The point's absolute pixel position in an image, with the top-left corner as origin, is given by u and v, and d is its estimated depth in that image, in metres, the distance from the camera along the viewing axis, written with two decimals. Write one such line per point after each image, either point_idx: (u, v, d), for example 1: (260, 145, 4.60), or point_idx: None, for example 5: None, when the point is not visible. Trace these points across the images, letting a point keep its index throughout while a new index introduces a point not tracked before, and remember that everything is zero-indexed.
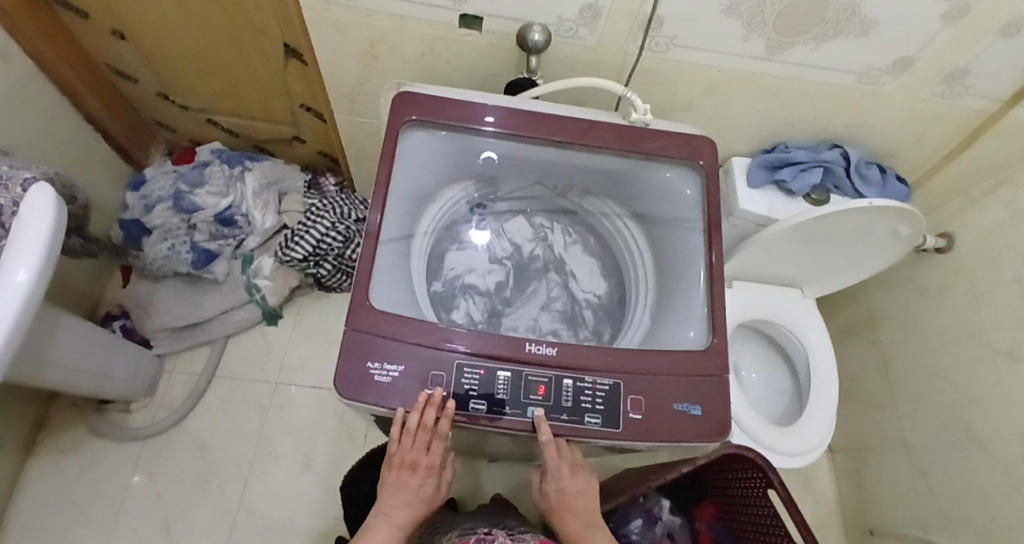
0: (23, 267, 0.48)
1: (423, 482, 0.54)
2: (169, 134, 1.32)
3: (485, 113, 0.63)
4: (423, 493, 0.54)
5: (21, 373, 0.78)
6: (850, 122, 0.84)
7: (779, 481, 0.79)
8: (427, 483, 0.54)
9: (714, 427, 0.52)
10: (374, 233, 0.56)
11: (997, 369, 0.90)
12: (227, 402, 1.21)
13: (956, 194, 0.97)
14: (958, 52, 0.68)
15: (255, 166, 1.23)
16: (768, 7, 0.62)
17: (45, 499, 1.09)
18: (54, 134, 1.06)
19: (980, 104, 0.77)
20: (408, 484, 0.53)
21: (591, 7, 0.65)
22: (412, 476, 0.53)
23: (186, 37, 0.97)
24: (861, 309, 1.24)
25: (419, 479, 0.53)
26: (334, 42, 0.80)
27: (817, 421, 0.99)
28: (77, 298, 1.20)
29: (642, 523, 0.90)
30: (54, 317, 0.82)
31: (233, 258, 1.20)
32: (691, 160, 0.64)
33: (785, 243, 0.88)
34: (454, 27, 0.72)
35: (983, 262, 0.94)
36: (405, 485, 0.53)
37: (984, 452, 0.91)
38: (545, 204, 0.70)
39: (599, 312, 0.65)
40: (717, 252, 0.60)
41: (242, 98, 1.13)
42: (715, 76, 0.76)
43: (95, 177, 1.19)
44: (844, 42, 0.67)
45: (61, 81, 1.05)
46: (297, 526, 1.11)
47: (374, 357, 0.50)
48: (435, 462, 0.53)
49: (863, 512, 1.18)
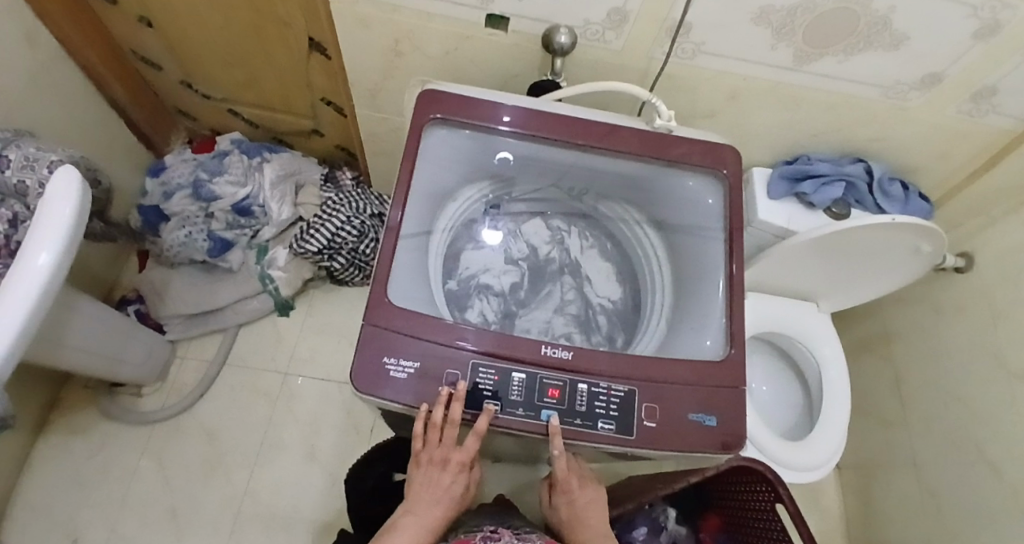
0: (45, 250, 0.49)
1: (453, 480, 0.54)
2: (190, 122, 1.33)
3: (505, 112, 0.63)
4: (453, 491, 0.54)
5: (40, 353, 0.79)
6: (874, 137, 0.83)
7: (788, 496, 0.78)
8: (458, 481, 0.54)
9: (726, 440, 0.52)
10: (394, 228, 0.56)
11: (1014, 393, 0.88)
12: (237, 390, 1.21)
13: (978, 213, 0.96)
14: (988, 69, 0.66)
15: (274, 158, 1.24)
16: (797, 17, 0.62)
17: (54, 478, 1.10)
18: (77, 118, 1.07)
19: (1009, 123, 0.76)
20: (439, 482, 0.53)
21: (619, 11, 0.65)
22: (442, 472, 0.53)
23: (211, 27, 0.98)
24: (876, 326, 1.23)
25: (450, 477, 0.53)
26: (359, 38, 0.80)
27: (827, 437, 0.98)
28: (93, 281, 1.21)
29: (647, 531, 0.90)
30: (71, 298, 0.83)
31: (247, 248, 1.22)
32: (713, 168, 0.64)
33: (803, 255, 0.87)
34: (479, 27, 0.72)
35: (1003, 283, 0.93)
36: (436, 482, 0.53)
37: (996, 476, 0.90)
38: (563, 207, 0.70)
39: (613, 317, 0.65)
40: (737, 261, 0.60)
41: (264, 90, 1.14)
42: (739, 85, 0.75)
43: (115, 161, 1.21)
44: (872, 55, 0.67)
45: (88, 67, 1.07)
46: (300, 516, 1.11)
47: (390, 353, 0.50)
48: (467, 458, 0.53)
49: (870, 531, 1.16)
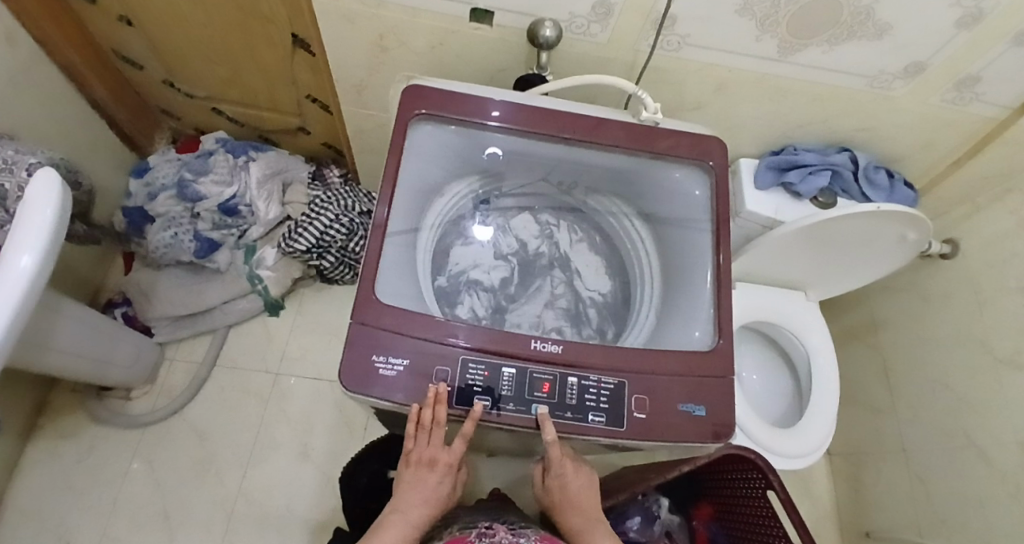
0: (26, 252, 0.48)
1: (440, 480, 0.54)
2: (173, 121, 1.31)
3: (492, 107, 0.63)
4: (439, 492, 0.54)
5: (26, 358, 0.78)
6: (859, 126, 0.84)
7: (778, 483, 0.79)
8: (444, 482, 0.54)
9: (717, 429, 0.52)
10: (381, 226, 0.56)
11: (999, 377, 0.90)
12: (228, 391, 1.21)
13: (962, 200, 0.97)
14: (970, 59, 0.67)
15: (260, 156, 1.23)
16: (782, 8, 0.62)
17: (44, 483, 1.09)
18: (57, 119, 1.06)
19: (991, 111, 0.77)
20: (425, 481, 0.53)
21: (604, 4, 0.64)
22: (429, 472, 0.53)
23: (193, 25, 0.96)
24: (863, 314, 1.24)
25: (437, 477, 0.54)
26: (343, 34, 0.79)
27: (817, 424, 1.00)
28: (78, 284, 1.19)
29: (640, 521, 0.91)
30: (55, 302, 0.82)
31: (235, 248, 1.21)
32: (700, 160, 0.64)
33: (790, 245, 0.88)
34: (465, 21, 0.71)
35: (987, 269, 0.94)
36: (423, 482, 0.53)
37: (983, 459, 0.91)
38: (552, 202, 0.70)
39: (604, 311, 0.65)
40: (725, 253, 0.60)
41: (248, 88, 1.12)
42: (725, 76, 0.76)
43: (97, 162, 1.19)
44: (857, 46, 0.67)
45: (67, 68, 1.05)
46: (295, 516, 1.11)
47: (379, 350, 0.50)
48: (454, 460, 0.54)
49: (859, 515, 1.18)
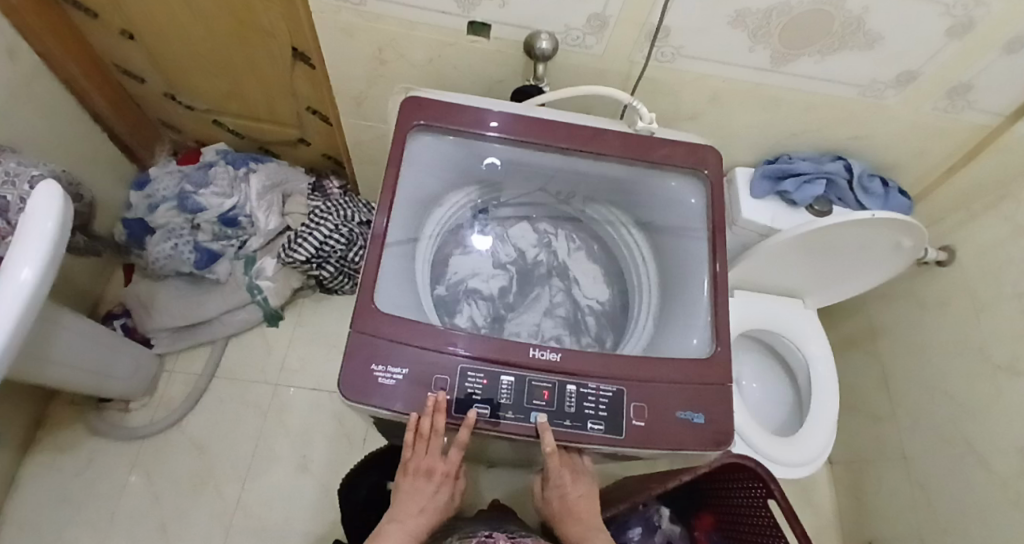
0: (27, 265, 0.49)
1: (437, 490, 0.54)
2: (174, 133, 1.33)
3: (490, 118, 0.64)
4: (436, 502, 0.54)
5: (24, 370, 0.78)
6: (853, 135, 0.85)
7: (779, 492, 0.79)
8: (441, 491, 0.54)
9: (716, 436, 0.52)
10: (380, 236, 0.56)
11: (997, 383, 0.90)
12: (227, 403, 1.20)
13: (957, 208, 0.98)
14: (961, 68, 0.68)
15: (260, 167, 1.24)
16: (774, 20, 0.63)
17: (41, 497, 1.08)
18: (59, 131, 1.07)
19: (982, 119, 0.78)
20: (422, 491, 0.53)
21: (599, 16, 0.66)
22: (426, 482, 0.53)
23: (194, 38, 0.98)
24: (861, 321, 1.24)
25: (434, 486, 0.54)
26: (343, 47, 0.80)
27: (817, 432, 0.99)
28: (78, 296, 1.19)
29: (641, 531, 0.91)
30: (54, 314, 0.82)
31: (235, 259, 1.21)
32: (696, 169, 0.65)
33: (786, 253, 0.88)
34: (462, 34, 0.73)
35: (983, 275, 0.94)
36: (420, 492, 0.53)
37: (983, 466, 0.91)
38: (550, 211, 0.71)
39: (602, 319, 0.65)
40: (721, 260, 0.61)
41: (249, 100, 1.14)
42: (720, 87, 0.77)
43: (98, 174, 1.19)
44: (848, 56, 0.68)
45: (68, 80, 1.06)
46: (294, 528, 1.10)
47: (377, 359, 0.50)
48: (451, 470, 0.54)
49: (862, 525, 1.17)
